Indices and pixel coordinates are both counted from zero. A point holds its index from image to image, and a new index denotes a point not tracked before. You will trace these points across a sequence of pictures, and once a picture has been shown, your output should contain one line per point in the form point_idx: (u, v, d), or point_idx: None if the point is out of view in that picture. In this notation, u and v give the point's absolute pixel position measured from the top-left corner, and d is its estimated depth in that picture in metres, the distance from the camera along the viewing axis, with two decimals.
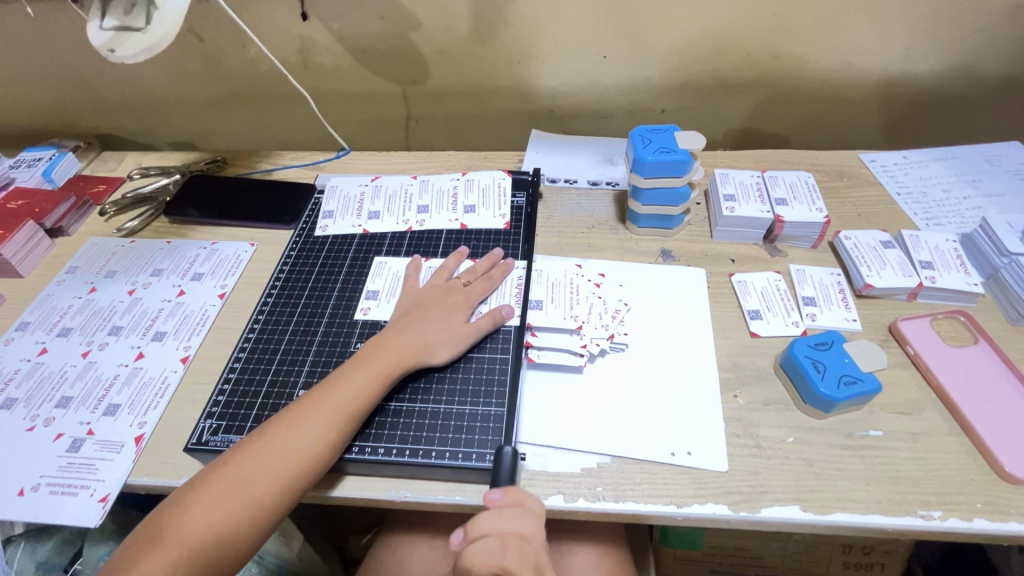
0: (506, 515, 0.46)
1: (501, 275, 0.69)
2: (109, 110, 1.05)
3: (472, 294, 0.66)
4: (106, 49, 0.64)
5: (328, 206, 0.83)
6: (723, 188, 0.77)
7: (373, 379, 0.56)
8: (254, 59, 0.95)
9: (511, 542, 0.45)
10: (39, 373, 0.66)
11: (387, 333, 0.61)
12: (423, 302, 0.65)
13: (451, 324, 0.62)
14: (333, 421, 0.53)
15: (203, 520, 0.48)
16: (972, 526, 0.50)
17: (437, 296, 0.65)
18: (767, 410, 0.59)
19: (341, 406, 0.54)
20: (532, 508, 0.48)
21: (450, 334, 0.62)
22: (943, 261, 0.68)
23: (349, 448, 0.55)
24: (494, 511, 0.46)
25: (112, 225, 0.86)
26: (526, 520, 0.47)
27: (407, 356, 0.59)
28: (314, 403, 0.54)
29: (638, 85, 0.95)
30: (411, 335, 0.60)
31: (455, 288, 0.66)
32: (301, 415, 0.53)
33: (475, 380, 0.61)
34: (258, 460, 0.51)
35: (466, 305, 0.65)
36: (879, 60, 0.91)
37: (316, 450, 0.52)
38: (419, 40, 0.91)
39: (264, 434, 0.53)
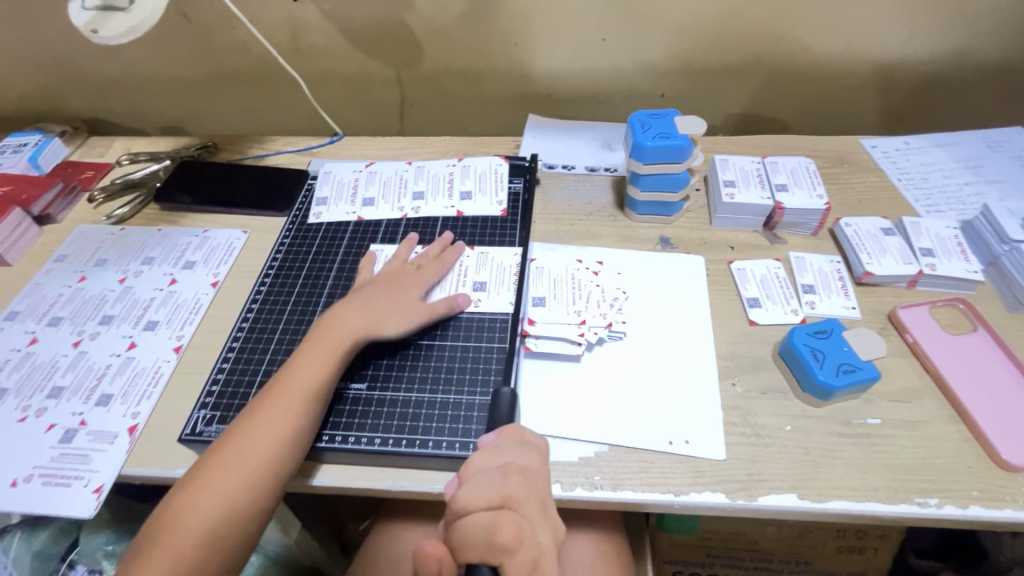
0: (504, 451, 0.46)
1: (454, 257, 0.69)
2: (96, 94, 1.02)
3: (425, 274, 0.66)
4: (88, 30, 0.62)
5: (322, 192, 0.82)
6: (723, 174, 0.76)
7: (326, 359, 0.56)
8: (244, 40, 0.92)
9: (511, 471, 0.42)
10: (30, 363, 0.65)
11: (330, 313, 0.60)
12: (377, 283, 0.64)
13: (406, 302, 0.62)
14: (293, 406, 0.53)
15: (189, 529, 0.47)
16: (967, 513, 0.50)
17: (387, 278, 0.65)
18: (765, 399, 0.59)
19: (299, 390, 0.54)
20: (534, 443, 0.48)
21: (404, 312, 0.61)
22: (943, 248, 0.68)
23: (347, 437, 0.55)
24: (489, 449, 0.46)
25: (101, 212, 0.85)
26: (524, 454, 0.46)
27: (353, 331, 0.58)
28: (273, 393, 0.54)
29: (637, 69, 0.93)
30: (363, 315, 0.59)
31: (405, 269, 0.66)
32: (265, 407, 0.53)
33: (472, 369, 0.60)
34: (231, 460, 0.50)
35: (421, 285, 0.64)
36: (881, 43, 0.90)
37: (285, 437, 0.51)
38: (414, 21, 0.88)
39: (231, 433, 0.52)
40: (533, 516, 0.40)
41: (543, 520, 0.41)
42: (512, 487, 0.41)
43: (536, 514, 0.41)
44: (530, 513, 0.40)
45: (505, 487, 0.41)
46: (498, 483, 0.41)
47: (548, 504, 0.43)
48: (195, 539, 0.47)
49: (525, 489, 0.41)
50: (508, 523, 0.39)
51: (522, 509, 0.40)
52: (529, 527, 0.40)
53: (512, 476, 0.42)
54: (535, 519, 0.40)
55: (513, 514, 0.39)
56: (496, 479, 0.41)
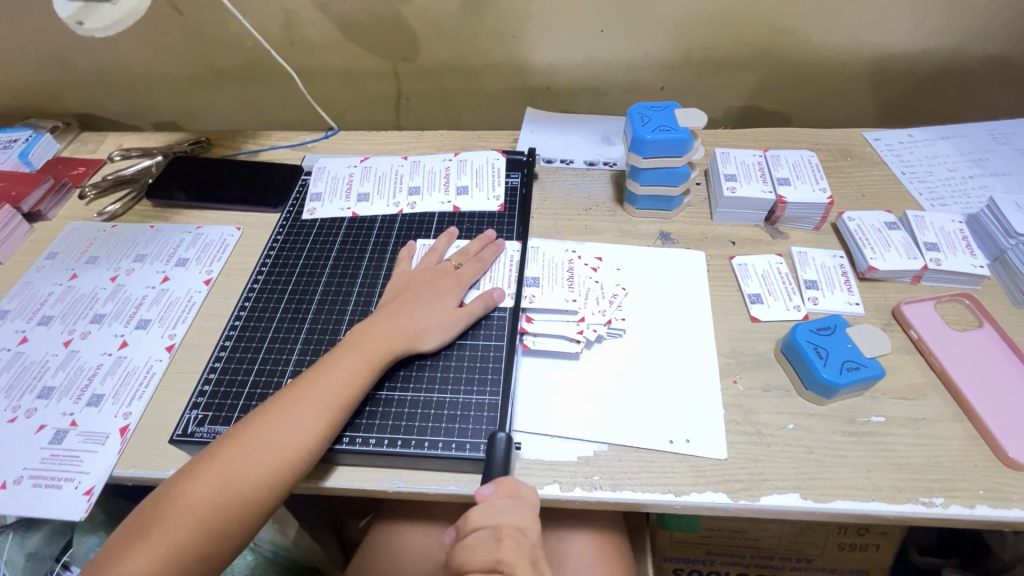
0: (499, 508, 0.45)
1: (493, 257, 0.67)
2: (88, 88, 1.01)
3: (463, 276, 0.64)
4: (73, 21, 0.60)
5: (316, 188, 0.80)
6: (724, 167, 0.75)
7: (362, 364, 0.55)
8: (236, 33, 0.91)
9: (505, 534, 0.43)
10: (20, 362, 0.64)
11: (375, 318, 0.59)
12: (413, 285, 0.63)
13: (442, 308, 0.61)
14: (321, 407, 0.52)
15: (193, 515, 0.47)
16: (974, 513, 0.49)
17: (425, 279, 0.63)
18: (767, 396, 0.58)
19: (330, 393, 0.53)
20: (528, 497, 0.47)
21: (440, 318, 0.60)
22: (949, 242, 0.67)
23: (339, 438, 0.54)
24: (486, 505, 0.45)
25: (93, 208, 0.83)
26: (522, 512, 0.45)
27: (395, 340, 0.57)
28: (303, 392, 0.53)
29: (637, 61, 0.91)
30: (400, 319, 0.58)
31: (446, 271, 0.64)
32: (291, 402, 0.52)
33: (468, 368, 0.59)
34: (247, 454, 0.49)
35: (458, 288, 0.63)
36: (886, 34, 0.88)
37: (306, 438, 0.50)
38: (409, 12, 0.87)
39: (250, 425, 0.51)
40: None
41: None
42: (504, 552, 0.43)
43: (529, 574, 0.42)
44: None
45: (499, 554, 0.43)
46: (492, 547, 0.43)
47: (541, 563, 0.44)
48: (198, 527, 0.46)
49: (517, 552, 0.43)
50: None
51: None
52: None
53: (506, 542, 0.43)
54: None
55: None
56: (491, 543, 0.43)
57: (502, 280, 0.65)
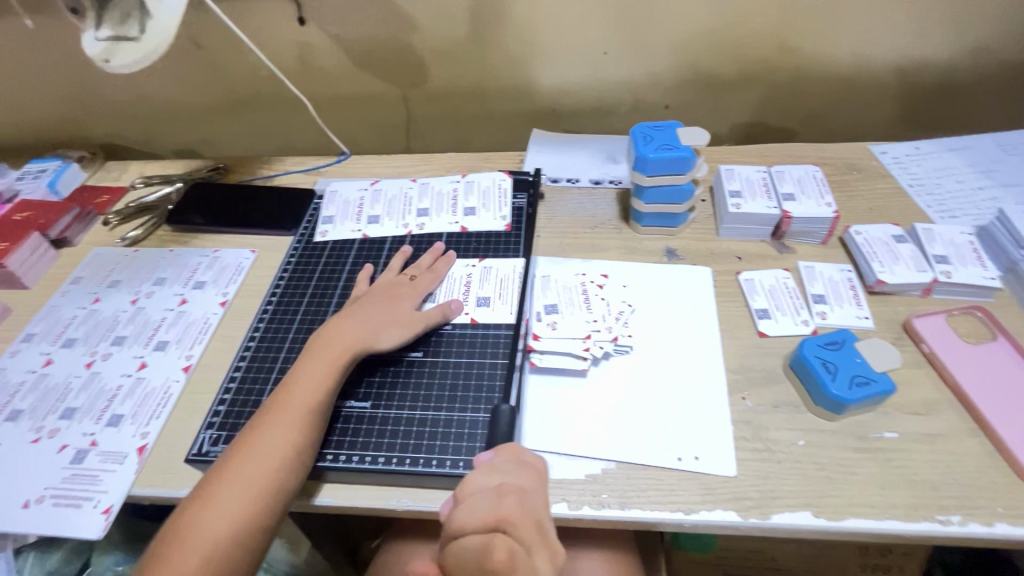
0: (500, 472, 0.44)
1: (445, 267, 0.70)
2: (113, 120, 1.05)
3: (418, 286, 0.66)
4: (101, 60, 0.64)
5: (328, 211, 0.83)
6: (728, 184, 0.75)
7: (327, 371, 0.56)
8: (253, 65, 0.95)
9: (507, 492, 0.41)
10: (44, 384, 0.66)
11: (329, 328, 0.60)
12: None
13: (402, 313, 0.63)
14: (301, 418, 0.53)
15: (201, 545, 0.47)
16: (993, 531, 0.48)
17: (379, 289, 0.66)
18: (777, 412, 0.57)
19: (305, 403, 0.54)
20: (531, 462, 0.47)
21: (398, 321, 0.61)
22: (958, 255, 0.66)
23: (348, 457, 0.55)
24: (487, 469, 0.44)
25: (116, 234, 0.87)
26: (522, 474, 0.44)
27: (353, 344, 0.58)
28: (277, 407, 0.54)
29: (640, 81, 0.93)
30: None
31: (400, 283, 0.67)
32: (269, 420, 0.53)
33: (474, 385, 0.60)
34: (240, 477, 0.50)
35: (414, 296, 0.65)
36: (887, 48, 0.89)
37: (294, 449, 0.52)
38: (417, 41, 0.90)
39: (266, 440, 0.52)
40: (529, 536, 0.38)
41: (540, 543, 0.38)
42: (505, 509, 0.39)
43: (533, 536, 0.38)
44: (528, 537, 0.38)
45: (500, 508, 0.39)
46: (492, 504, 0.39)
47: (547, 525, 0.40)
48: (207, 556, 0.46)
49: (520, 511, 0.39)
50: (501, 545, 0.36)
51: (518, 531, 0.38)
52: (525, 550, 0.37)
53: (507, 498, 0.40)
54: (532, 540, 0.38)
55: (508, 537, 0.37)
56: (492, 500, 0.40)
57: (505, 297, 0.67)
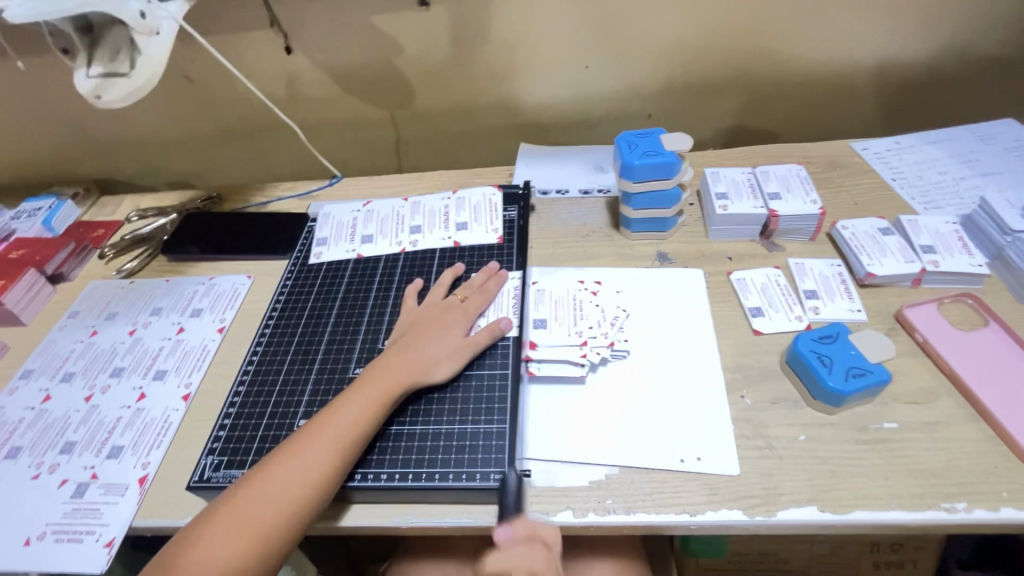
0: (513, 552, 0.49)
1: (497, 287, 0.69)
2: (106, 155, 1.07)
3: (468, 309, 0.66)
4: (93, 96, 0.65)
5: (322, 233, 0.84)
6: (715, 186, 0.76)
7: (376, 398, 0.56)
8: (242, 94, 0.96)
9: None
10: (43, 420, 0.66)
11: (385, 356, 0.60)
12: (421, 321, 0.65)
13: (450, 339, 0.62)
14: (333, 444, 0.53)
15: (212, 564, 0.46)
16: (999, 516, 0.48)
17: (438, 308, 0.65)
18: (776, 409, 0.57)
19: (345, 429, 0.54)
20: (545, 538, 0.50)
21: (447, 351, 0.61)
22: (944, 244, 0.67)
23: (351, 475, 0.55)
24: (503, 549, 0.49)
25: (112, 267, 0.87)
26: (536, 555, 0.48)
27: (405, 377, 0.58)
28: (319, 430, 0.54)
29: (623, 92, 0.95)
30: (409, 354, 0.60)
31: (451, 305, 0.66)
32: (305, 442, 0.53)
33: (475, 398, 0.60)
34: (259, 500, 0.49)
35: (464, 320, 0.64)
36: (861, 48, 0.91)
37: (322, 476, 0.51)
38: (403, 64, 0.92)
39: (271, 463, 0.52)
40: None
41: None
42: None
43: None
44: None
45: None
46: None
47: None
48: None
49: None
50: None
51: None
52: None
53: None
54: None
55: None
56: None
57: (502, 310, 0.67)
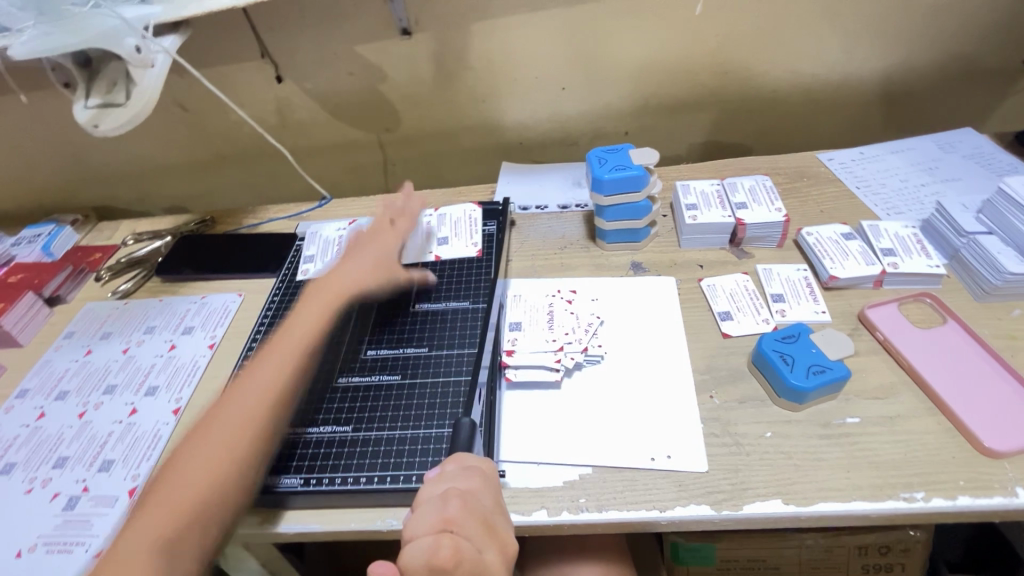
0: (446, 478, 0.47)
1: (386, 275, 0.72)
2: (105, 183, 1.11)
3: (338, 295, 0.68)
4: (89, 125, 0.68)
5: (309, 252, 0.86)
6: (685, 198, 0.80)
7: (277, 375, 0.60)
8: (236, 122, 1.01)
9: (452, 495, 0.43)
10: (37, 437, 0.68)
11: (288, 331, 0.64)
12: (324, 301, 0.67)
13: (309, 323, 0.65)
14: (248, 426, 0.55)
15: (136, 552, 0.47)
16: (956, 504, 0.50)
17: (313, 291, 0.68)
18: (744, 408, 0.59)
19: (246, 398, 0.58)
20: (477, 467, 0.49)
21: (313, 334, 0.64)
22: (904, 246, 0.70)
23: (292, 478, 0.57)
24: (435, 479, 0.47)
25: (107, 289, 0.90)
26: (469, 477, 0.47)
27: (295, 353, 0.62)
28: (213, 424, 0.56)
29: (600, 111, 1.00)
30: (291, 334, 0.63)
31: (345, 290, 0.69)
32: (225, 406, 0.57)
33: (429, 404, 0.62)
34: (181, 483, 0.51)
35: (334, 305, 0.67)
36: (825, 65, 0.96)
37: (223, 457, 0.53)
38: (388, 89, 0.96)
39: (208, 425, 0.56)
40: (475, 534, 0.41)
41: (489, 540, 0.42)
42: (452, 510, 0.42)
43: (480, 534, 0.42)
44: (472, 534, 0.41)
45: (446, 512, 0.42)
46: (439, 509, 0.42)
47: (493, 521, 0.43)
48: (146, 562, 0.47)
49: (466, 513, 0.42)
50: (448, 544, 0.39)
51: (463, 530, 0.41)
52: (472, 547, 0.40)
53: (452, 500, 0.43)
54: (480, 540, 0.41)
55: (455, 537, 0.40)
56: (439, 506, 0.43)
57: (469, 325, 0.69)
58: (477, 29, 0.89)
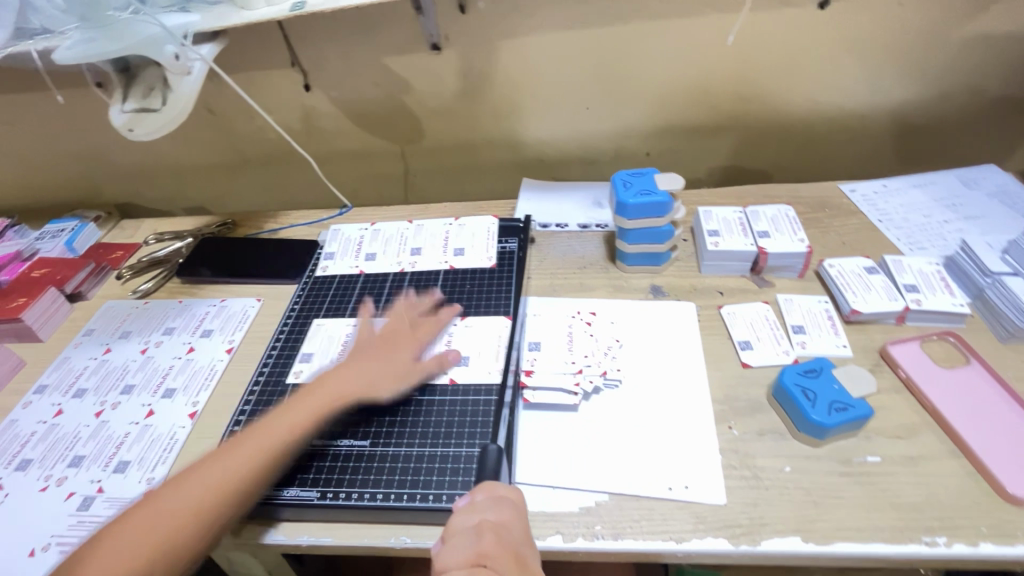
0: (478, 507, 0.48)
1: (449, 317, 0.72)
2: (129, 181, 1.12)
3: (420, 335, 0.68)
4: (125, 129, 0.70)
5: (330, 248, 0.89)
6: (707, 224, 0.80)
7: (295, 420, 0.58)
8: (261, 127, 1.02)
9: (485, 528, 0.45)
10: (54, 434, 0.69)
11: (331, 372, 0.63)
12: (375, 343, 0.66)
13: (396, 360, 0.65)
14: (232, 482, 0.54)
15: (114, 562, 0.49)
16: (978, 551, 0.49)
17: (388, 335, 0.67)
18: (763, 440, 0.59)
19: (263, 441, 0.57)
20: (509, 496, 0.49)
21: (386, 369, 0.64)
22: (928, 283, 0.70)
23: (327, 492, 0.57)
24: (467, 508, 0.48)
25: (128, 287, 0.91)
26: (501, 508, 0.48)
27: (340, 394, 0.61)
28: (300, 401, 0.60)
29: (622, 132, 1.00)
30: (347, 374, 0.63)
31: (406, 326, 0.69)
32: (234, 445, 0.56)
33: (462, 421, 0.62)
34: (219, 467, 0.54)
35: (416, 345, 0.67)
36: (849, 96, 0.96)
37: (236, 476, 0.54)
38: (413, 101, 0.97)
39: (198, 466, 0.55)
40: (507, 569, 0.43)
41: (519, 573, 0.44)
42: (485, 546, 0.44)
43: (511, 567, 0.44)
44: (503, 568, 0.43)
45: (479, 547, 0.44)
46: (473, 543, 0.45)
47: (525, 557, 0.45)
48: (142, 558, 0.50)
49: (498, 546, 0.44)
50: None
51: (494, 565, 0.43)
52: None
53: (485, 534, 0.45)
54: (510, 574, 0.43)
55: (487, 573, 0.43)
56: (472, 539, 0.45)
57: (491, 339, 0.69)
58: (506, 47, 0.90)
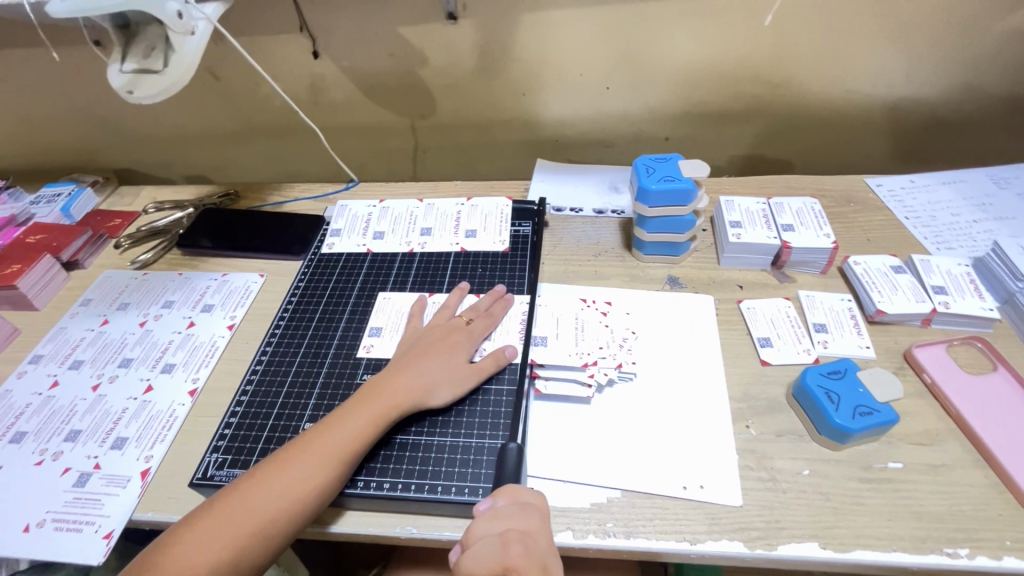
0: (503, 513, 0.47)
1: (502, 312, 0.68)
2: (128, 146, 1.08)
3: (475, 332, 0.65)
4: (124, 91, 0.66)
5: (337, 225, 0.86)
6: (729, 214, 0.77)
7: (368, 425, 0.55)
8: (267, 95, 0.98)
9: (513, 540, 0.45)
10: (50, 406, 0.67)
11: (386, 374, 0.60)
12: (426, 340, 0.63)
13: (452, 365, 0.61)
14: (301, 491, 0.51)
15: (189, 568, 0.47)
16: (1001, 565, 0.48)
17: (442, 335, 0.64)
18: (781, 442, 0.57)
19: (331, 449, 0.53)
20: (532, 502, 0.49)
21: (450, 376, 0.60)
22: (956, 285, 0.67)
23: (352, 481, 0.55)
24: (490, 514, 0.47)
25: (127, 257, 0.88)
26: (527, 515, 0.47)
27: (403, 400, 0.57)
28: (354, 404, 0.57)
29: (642, 114, 0.96)
30: (409, 376, 0.59)
31: (458, 327, 0.65)
32: (295, 452, 0.53)
33: (480, 414, 0.60)
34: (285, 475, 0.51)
35: (469, 345, 0.63)
36: (881, 87, 0.92)
37: (308, 487, 0.51)
38: (427, 74, 0.93)
39: (262, 471, 0.52)
40: None
41: None
42: (513, 558, 0.44)
43: None
44: None
45: (506, 559, 0.44)
46: (499, 553, 0.44)
47: (550, 566, 0.45)
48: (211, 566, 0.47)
49: (526, 559, 0.44)
50: None
51: None
52: None
53: (512, 546, 0.44)
54: None
55: None
56: (498, 548, 0.44)
57: (515, 326, 0.67)
58: (526, 20, 0.85)
